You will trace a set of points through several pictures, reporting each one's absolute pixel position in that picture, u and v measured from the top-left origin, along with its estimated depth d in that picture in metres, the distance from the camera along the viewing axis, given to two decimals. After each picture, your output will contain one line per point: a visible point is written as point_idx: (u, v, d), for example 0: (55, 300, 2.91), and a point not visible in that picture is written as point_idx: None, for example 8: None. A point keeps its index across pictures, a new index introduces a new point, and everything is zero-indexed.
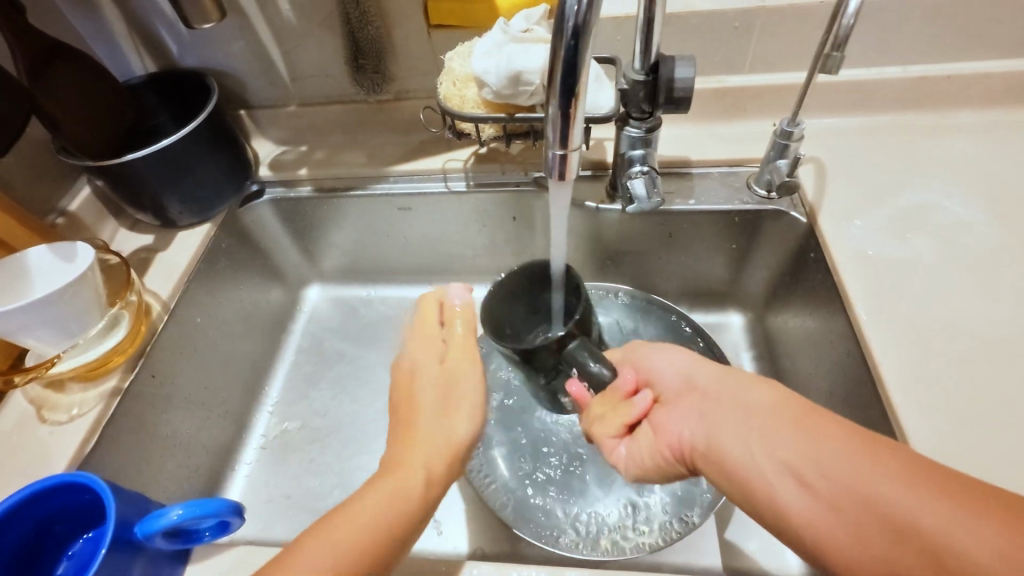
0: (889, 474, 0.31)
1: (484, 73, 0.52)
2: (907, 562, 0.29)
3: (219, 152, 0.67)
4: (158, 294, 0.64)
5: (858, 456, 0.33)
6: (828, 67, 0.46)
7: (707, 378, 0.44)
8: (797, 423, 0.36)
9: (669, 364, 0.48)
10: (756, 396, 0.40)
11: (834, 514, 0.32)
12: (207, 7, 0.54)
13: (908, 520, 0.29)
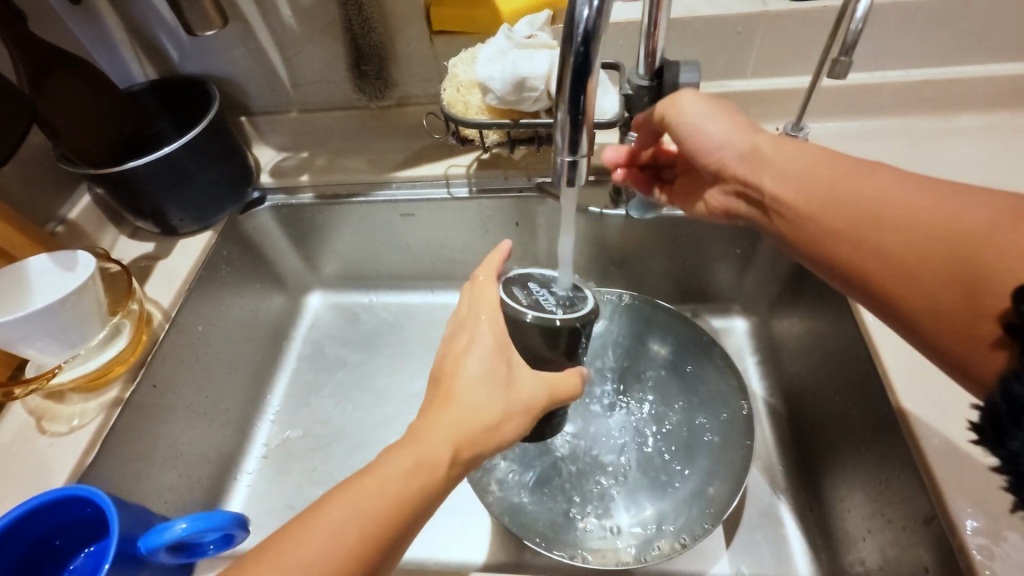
0: (907, 195, 0.36)
1: (489, 79, 0.51)
2: (882, 258, 0.36)
3: (219, 161, 0.66)
4: (159, 303, 0.63)
5: (858, 179, 0.38)
6: (835, 74, 0.45)
7: (761, 143, 0.44)
8: (809, 158, 0.41)
9: (720, 126, 0.46)
10: (795, 154, 0.42)
11: (846, 235, 0.38)
12: (210, 13, 0.54)
13: (918, 227, 0.35)
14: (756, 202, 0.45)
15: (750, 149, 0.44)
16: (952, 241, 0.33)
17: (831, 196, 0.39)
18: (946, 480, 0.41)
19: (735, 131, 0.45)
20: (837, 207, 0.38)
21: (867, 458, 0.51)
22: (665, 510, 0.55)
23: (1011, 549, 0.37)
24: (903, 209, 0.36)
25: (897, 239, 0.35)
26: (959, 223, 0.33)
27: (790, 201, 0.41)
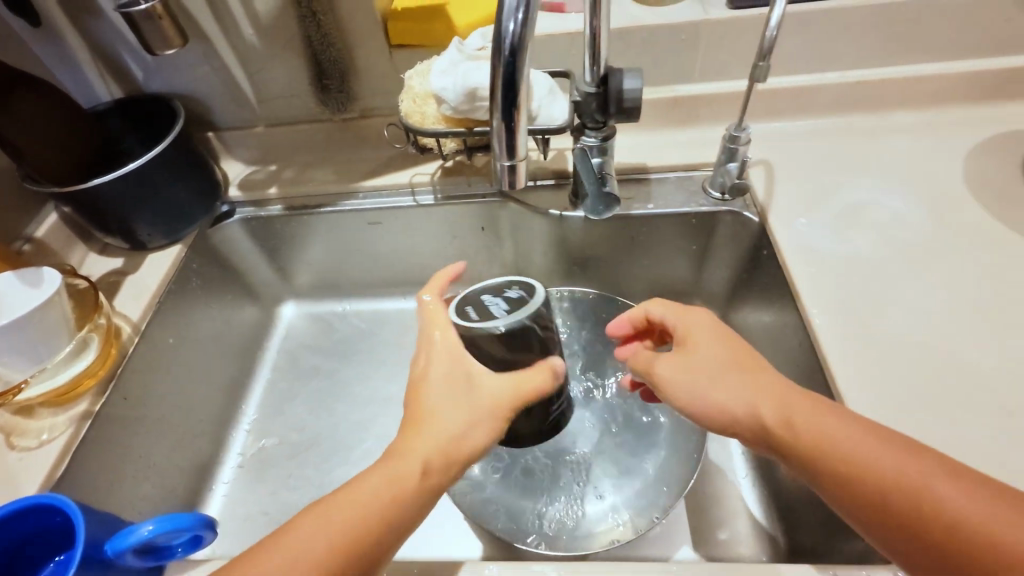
0: (935, 477, 0.33)
1: (441, 90, 0.54)
2: (917, 545, 0.32)
3: (185, 176, 0.67)
4: (129, 317, 0.64)
5: (884, 449, 0.35)
6: (757, 77, 0.48)
7: (767, 411, 0.40)
8: (825, 417, 0.38)
9: (727, 389, 0.42)
10: (816, 420, 0.38)
11: (864, 500, 0.35)
12: (171, 34, 0.56)
13: (956, 528, 0.31)
14: (762, 439, 0.40)
15: (748, 381, 0.41)
16: (999, 562, 0.30)
17: (846, 481, 0.35)
18: None
19: (743, 394, 0.41)
20: (863, 475, 0.35)
21: None
22: (625, 498, 0.57)
23: None
24: (940, 495, 0.32)
25: (924, 517, 0.32)
26: (1003, 537, 0.30)
27: (805, 439, 0.37)
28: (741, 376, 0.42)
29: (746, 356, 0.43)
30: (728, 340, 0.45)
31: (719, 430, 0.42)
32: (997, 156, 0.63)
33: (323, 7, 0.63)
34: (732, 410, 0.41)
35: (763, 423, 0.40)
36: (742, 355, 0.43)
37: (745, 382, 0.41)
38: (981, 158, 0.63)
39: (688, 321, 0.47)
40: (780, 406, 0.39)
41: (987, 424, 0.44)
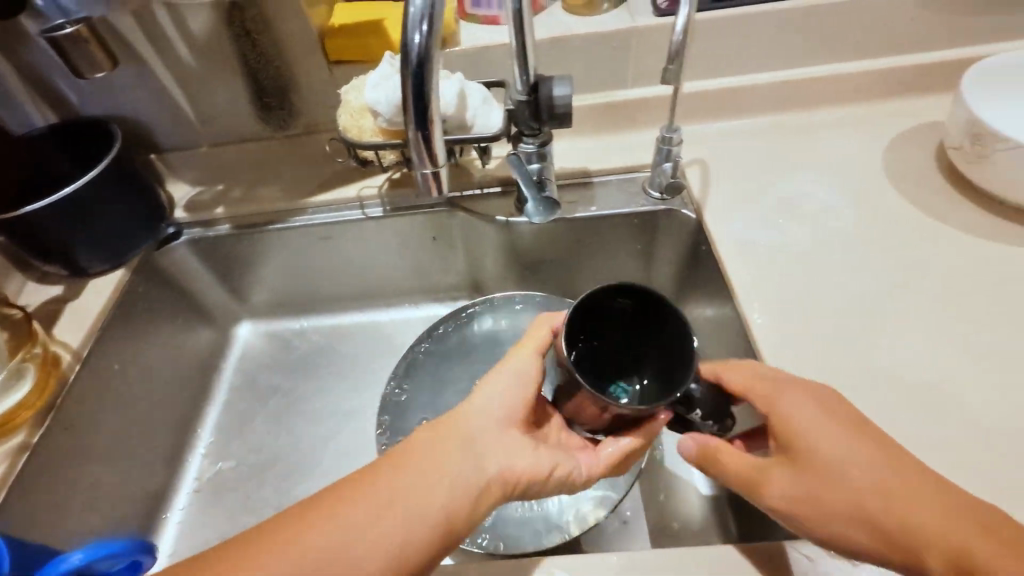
0: None
1: (375, 103, 0.55)
2: None
3: (126, 200, 0.67)
4: (68, 344, 0.63)
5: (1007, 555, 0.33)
6: (666, 79, 0.50)
7: (895, 514, 0.36)
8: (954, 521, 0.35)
9: (857, 488, 0.37)
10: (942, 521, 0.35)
11: None
12: (100, 59, 0.56)
13: None
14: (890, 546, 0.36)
15: (879, 476, 0.37)
16: None
17: None
18: None
19: (870, 496, 0.37)
20: None
21: None
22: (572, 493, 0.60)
23: None
24: None
25: None
26: None
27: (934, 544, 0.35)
28: (866, 473, 0.37)
29: (864, 441, 0.39)
30: (840, 423, 0.40)
31: (843, 536, 0.38)
32: (913, 147, 0.67)
33: (258, 26, 0.63)
34: (861, 515, 0.37)
35: (893, 531, 0.36)
36: (861, 443, 0.39)
37: (874, 481, 0.37)
38: (898, 150, 0.67)
39: (761, 397, 0.42)
40: (912, 509, 0.36)
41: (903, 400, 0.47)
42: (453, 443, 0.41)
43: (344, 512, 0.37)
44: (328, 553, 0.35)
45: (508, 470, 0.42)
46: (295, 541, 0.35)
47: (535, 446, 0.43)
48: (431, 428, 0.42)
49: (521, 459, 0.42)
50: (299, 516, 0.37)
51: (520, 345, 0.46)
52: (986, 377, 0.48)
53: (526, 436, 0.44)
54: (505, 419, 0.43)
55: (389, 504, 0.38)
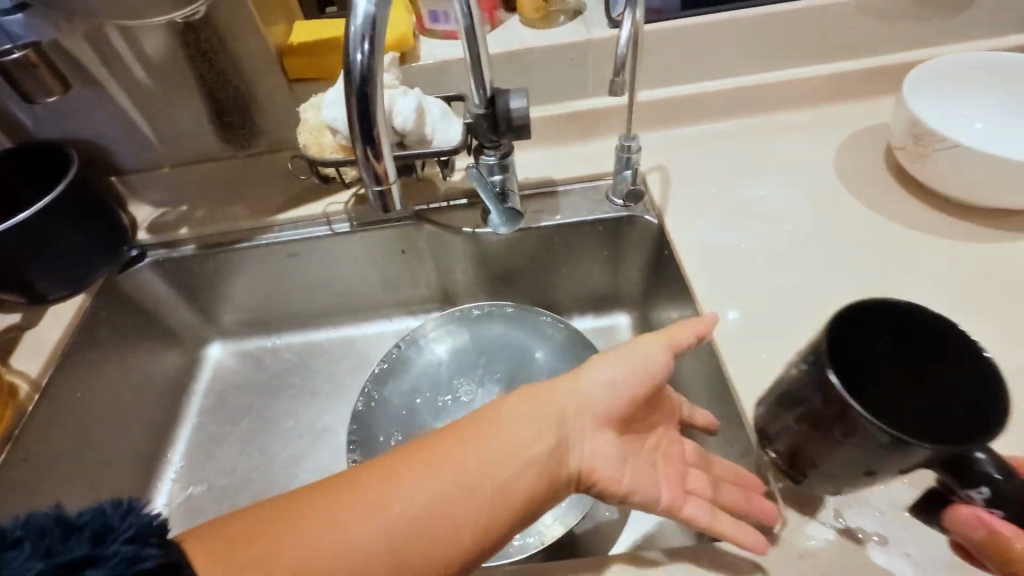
0: None
1: (334, 121, 0.55)
2: None
3: (84, 225, 0.66)
4: (27, 373, 0.62)
5: None
6: (613, 91, 0.51)
7: None
8: None
9: None
10: None
11: None
12: (50, 84, 0.55)
13: None
14: None
15: None
16: None
17: None
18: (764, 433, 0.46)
19: None
20: None
21: None
22: None
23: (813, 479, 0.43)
24: None
25: None
26: None
27: None
28: None
29: None
30: None
31: None
32: (864, 148, 0.69)
33: (214, 47, 0.63)
34: None
35: None
36: None
37: None
38: (849, 151, 0.69)
39: None
40: None
41: None
42: (545, 428, 0.42)
43: (433, 478, 0.38)
44: (423, 510, 0.37)
45: (591, 467, 0.43)
46: (391, 496, 0.37)
47: (621, 450, 0.44)
48: (518, 405, 0.43)
49: (605, 457, 0.43)
50: (388, 471, 0.39)
51: (645, 342, 0.44)
52: None
53: (617, 439, 0.44)
54: (606, 418, 0.44)
55: (476, 480, 0.39)
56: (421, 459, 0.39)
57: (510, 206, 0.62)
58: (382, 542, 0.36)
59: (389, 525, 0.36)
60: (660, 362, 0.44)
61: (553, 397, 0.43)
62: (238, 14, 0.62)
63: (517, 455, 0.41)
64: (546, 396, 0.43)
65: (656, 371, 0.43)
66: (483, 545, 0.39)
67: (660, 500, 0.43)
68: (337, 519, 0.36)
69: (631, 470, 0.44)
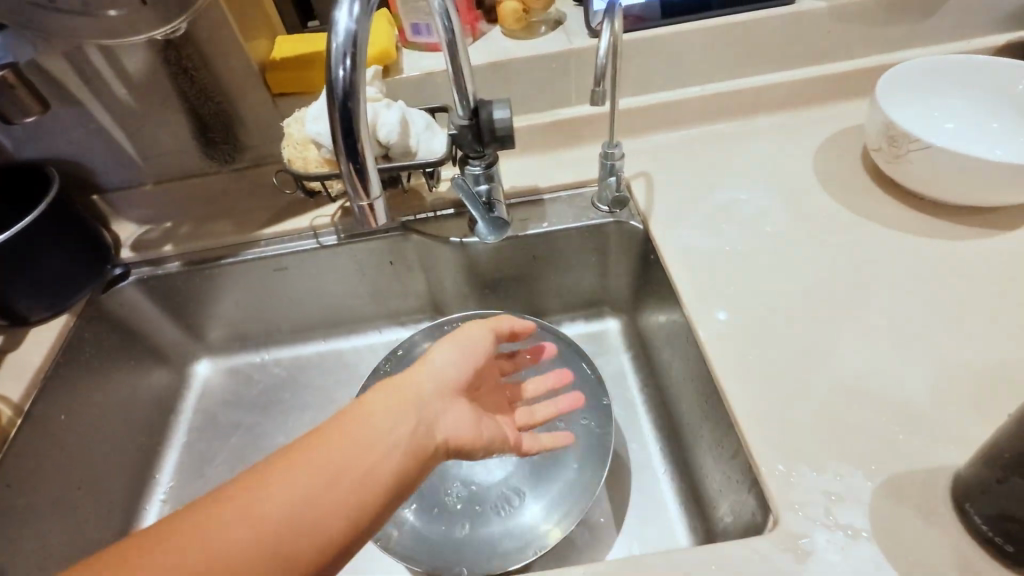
0: None
1: (318, 135, 0.55)
2: None
3: (66, 245, 0.65)
4: (8, 398, 0.61)
5: None
6: (595, 102, 0.51)
7: None
8: None
9: None
10: None
11: None
12: (28, 104, 0.55)
13: None
14: None
15: None
16: None
17: None
18: (753, 434, 0.47)
19: None
20: None
21: (707, 428, 0.57)
22: (542, 510, 0.61)
23: (803, 479, 0.44)
24: None
25: None
26: None
27: None
28: None
29: None
30: None
31: None
32: (841, 150, 0.71)
33: (196, 63, 0.63)
34: None
35: None
36: None
37: None
38: (827, 153, 0.71)
39: None
40: None
41: (844, 393, 0.49)
42: (403, 404, 0.43)
43: (296, 482, 0.37)
44: (286, 506, 0.36)
45: (453, 436, 0.45)
46: (252, 498, 0.36)
47: (476, 415, 0.47)
48: (370, 392, 0.43)
49: (462, 421, 0.46)
50: (246, 488, 0.36)
51: (470, 327, 0.50)
52: (928, 361, 0.50)
53: (469, 407, 0.47)
54: (456, 388, 0.47)
55: (339, 466, 0.38)
56: (277, 460, 0.38)
57: (495, 216, 0.62)
58: (244, 548, 0.34)
59: (251, 531, 0.34)
60: (486, 337, 0.50)
61: (399, 378, 0.45)
62: (219, 30, 0.61)
63: (376, 434, 0.40)
64: (396, 380, 0.45)
65: (485, 342, 0.50)
66: (358, 527, 0.38)
67: (510, 441, 0.50)
68: (197, 541, 0.33)
69: (483, 430, 0.47)
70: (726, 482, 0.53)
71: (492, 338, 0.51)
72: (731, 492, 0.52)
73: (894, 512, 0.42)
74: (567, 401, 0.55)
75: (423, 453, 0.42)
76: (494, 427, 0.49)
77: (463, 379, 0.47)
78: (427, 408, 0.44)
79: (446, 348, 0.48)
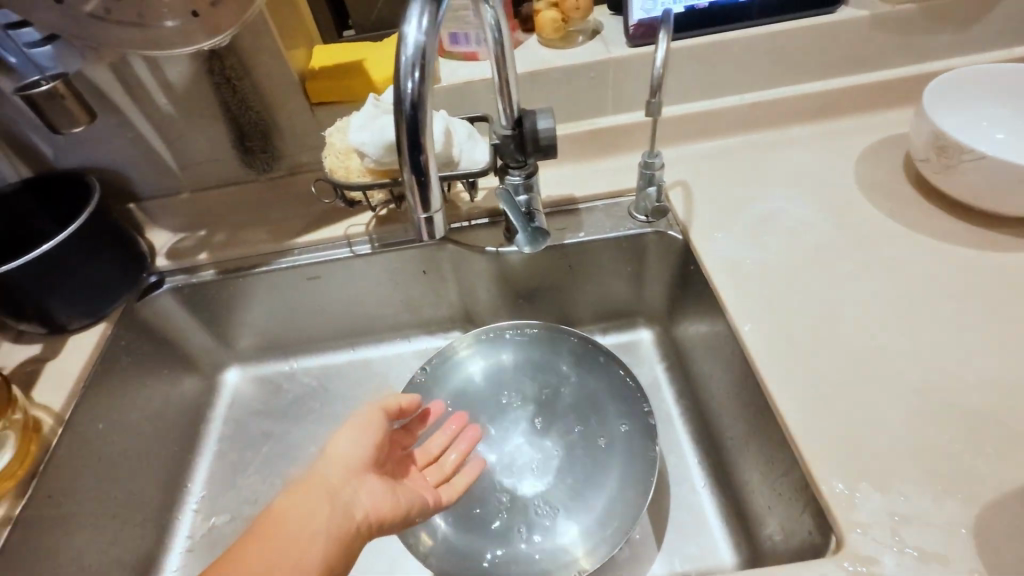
0: None
1: (362, 144, 0.55)
2: None
3: (105, 252, 0.65)
4: (49, 407, 0.61)
5: None
6: (650, 112, 0.52)
7: None
8: None
9: None
10: None
11: None
12: (76, 112, 0.55)
13: None
14: None
15: None
16: None
17: None
18: (813, 452, 0.45)
19: None
20: None
21: (756, 443, 0.56)
22: (583, 527, 0.60)
23: (867, 499, 0.43)
24: None
25: None
26: None
27: None
28: None
29: None
30: None
31: None
32: (884, 159, 0.70)
33: (238, 73, 0.63)
34: None
35: None
36: None
37: None
38: (869, 162, 0.70)
39: None
40: None
41: (904, 408, 0.47)
42: (315, 499, 0.44)
43: None
44: None
45: (372, 512, 0.46)
46: None
47: (390, 487, 0.49)
48: (285, 496, 0.45)
49: (377, 496, 0.47)
50: None
51: (360, 410, 0.51)
52: (992, 375, 0.48)
53: (381, 480, 0.49)
54: (362, 466, 0.48)
55: None
56: None
57: (538, 226, 0.60)
58: None
59: None
60: (376, 415, 0.51)
61: (309, 473, 0.46)
62: (261, 40, 0.62)
63: (295, 538, 0.42)
64: (307, 475, 0.46)
65: (379, 417, 0.51)
66: None
67: (430, 502, 0.51)
68: None
69: (399, 498, 0.48)
70: (778, 498, 0.52)
71: (382, 414, 0.51)
72: (784, 510, 0.51)
73: (964, 533, 0.40)
74: (467, 440, 0.57)
75: (347, 539, 0.43)
76: (411, 492, 0.50)
77: (369, 457, 0.48)
78: (338, 495, 0.45)
79: (347, 431, 0.49)
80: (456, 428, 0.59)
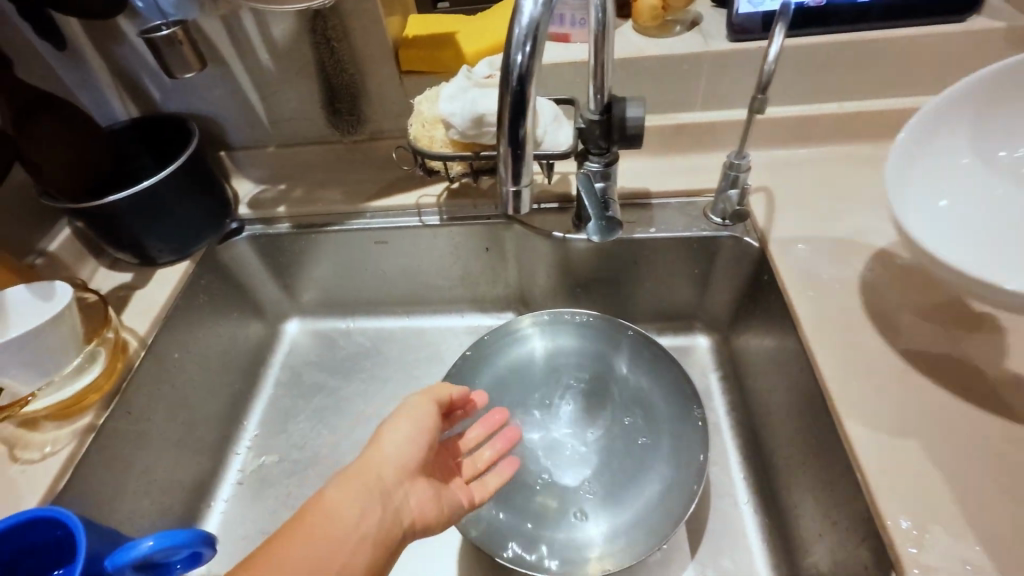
0: None
1: (451, 115, 0.55)
2: None
3: (196, 194, 0.69)
4: (136, 331, 0.66)
5: None
6: (755, 108, 0.51)
7: None
8: None
9: None
10: None
11: None
12: (189, 57, 0.58)
13: None
14: None
15: None
16: None
17: None
18: (882, 486, 0.43)
19: None
20: None
21: (813, 468, 0.53)
22: (614, 527, 0.59)
23: (937, 543, 0.40)
24: None
25: None
26: None
27: None
28: None
29: None
30: None
31: None
32: None
33: (337, 35, 0.65)
34: None
35: None
36: None
37: None
38: None
39: None
40: None
41: (991, 455, 0.44)
42: (371, 493, 0.44)
43: None
44: None
45: (420, 513, 0.47)
46: None
47: (435, 488, 0.49)
48: (339, 482, 0.44)
49: (425, 497, 0.48)
50: None
51: (414, 399, 0.51)
52: None
53: (428, 479, 0.50)
54: (414, 463, 0.48)
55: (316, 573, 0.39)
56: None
57: (613, 215, 0.58)
58: None
59: None
60: (430, 408, 0.51)
61: (365, 462, 0.46)
62: (364, 4, 0.63)
63: (347, 530, 0.42)
64: (362, 463, 0.46)
65: (433, 411, 0.51)
66: None
67: (469, 503, 0.52)
68: None
69: (443, 500, 0.50)
70: (831, 527, 0.50)
71: (434, 406, 0.51)
72: (837, 540, 0.49)
73: None
74: (503, 440, 0.58)
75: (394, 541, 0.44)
76: (452, 493, 0.51)
77: (421, 454, 0.48)
78: (391, 491, 0.45)
79: (401, 422, 0.49)
80: (495, 423, 0.59)
